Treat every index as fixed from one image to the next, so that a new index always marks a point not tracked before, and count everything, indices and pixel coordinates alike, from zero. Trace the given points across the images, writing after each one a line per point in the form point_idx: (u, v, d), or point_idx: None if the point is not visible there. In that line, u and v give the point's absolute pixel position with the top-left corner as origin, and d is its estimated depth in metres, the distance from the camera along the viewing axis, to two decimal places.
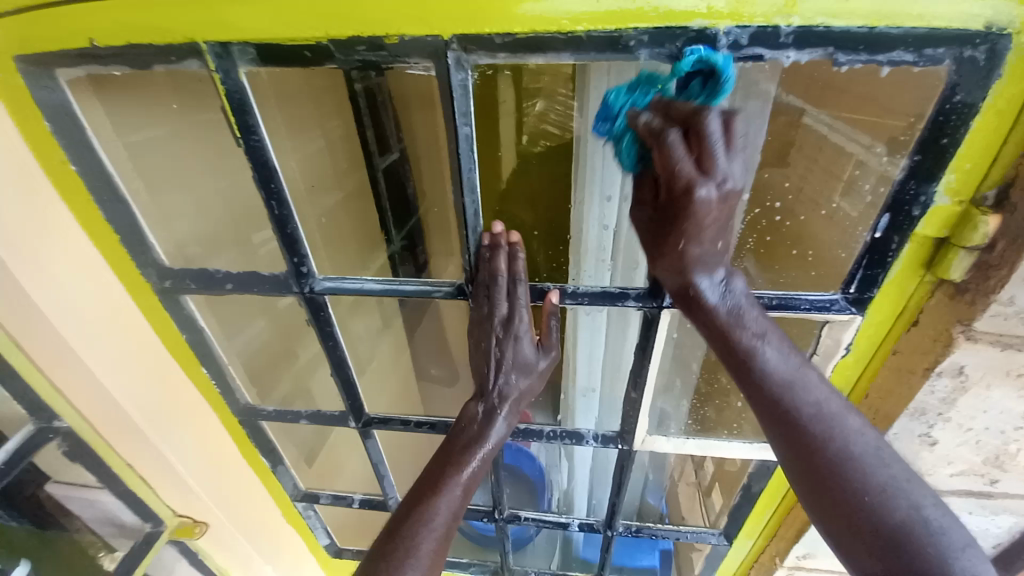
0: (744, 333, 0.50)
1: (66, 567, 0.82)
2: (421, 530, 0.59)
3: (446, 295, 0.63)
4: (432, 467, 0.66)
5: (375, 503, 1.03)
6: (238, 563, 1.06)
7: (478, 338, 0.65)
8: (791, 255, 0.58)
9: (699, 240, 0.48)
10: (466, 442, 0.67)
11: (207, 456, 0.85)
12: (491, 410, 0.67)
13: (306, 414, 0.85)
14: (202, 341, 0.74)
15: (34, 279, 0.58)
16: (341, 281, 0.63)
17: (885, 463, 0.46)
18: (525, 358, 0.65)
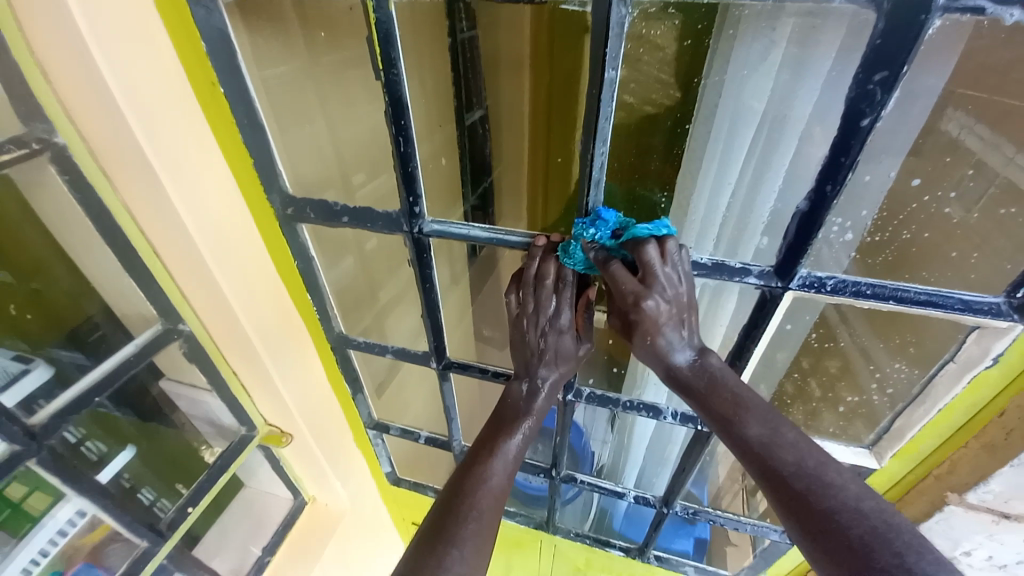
0: (738, 411, 0.52)
1: (171, 455, 0.94)
2: (479, 487, 0.60)
3: (521, 243, 0.63)
4: (485, 437, 0.67)
5: (439, 442, 1.11)
6: (311, 475, 1.16)
7: (521, 331, 0.67)
8: (947, 257, 0.52)
9: (661, 335, 0.55)
10: (511, 415, 0.68)
11: (301, 374, 0.92)
12: (532, 389, 0.69)
13: (391, 349, 0.90)
14: (310, 271, 0.80)
15: (183, 194, 0.63)
16: (449, 226, 0.64)
17: (861, 496, 0.44)
18: (566, 344, 0.67)
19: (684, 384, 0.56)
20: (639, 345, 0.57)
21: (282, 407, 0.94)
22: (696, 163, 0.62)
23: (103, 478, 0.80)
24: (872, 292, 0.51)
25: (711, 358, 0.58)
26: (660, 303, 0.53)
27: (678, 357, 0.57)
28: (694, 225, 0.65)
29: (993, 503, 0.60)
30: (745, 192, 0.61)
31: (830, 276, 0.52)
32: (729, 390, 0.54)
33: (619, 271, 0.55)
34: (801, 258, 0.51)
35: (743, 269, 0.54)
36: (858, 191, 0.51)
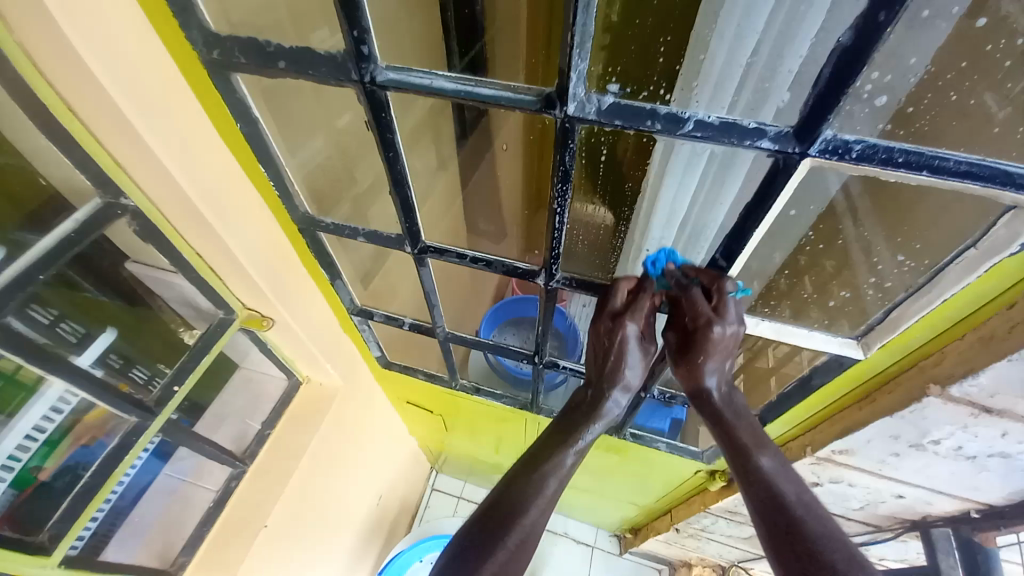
0: (743, 432, 0.65)
1: (160, 338, 0.98)
2: (530, 501, 0.64)
3: (528, 106, 0.50)
4: (553, 433, 0.71)
5: (423, 328, 1.07)
6: (304, 359, 1.16)
7: (574, 407, 0.73)
8: (991, 134, 0.43)
9: (713, 358, 0.64)
10: (587, 412, 0.71)
11: (270, 257, 0.86)
12: (598, 394, 0.71)
13: (362, 232, 0.83)
14: (258, 135, 0.69)
15: (77, 33, 0.51)
16: (407, 74, 0.52)
17: (835, 534, 0.55)
18: (634, 350, 0.68)
19: (708, 407, 0.68)
20: (685, 369, 0.67)
21: (257, 291, 0.90)
22: (718, 2, 0.50)
23: (81, 363, 0.82)
24: (905, 160, 0.42)
25: (733, 395, 0.70)
26: (701, 297, 0.63)
27: (710, 381, 0.67)
28: (706, 84, 0.53)
29: (976, 397, 0.58)
30: (773, 41, 0.49)
31: (860, 140, 0.42)
32: (749, 427, 0.66)
33: (697, 296, 0.63)
34: (828, 117, 0.41)
35: (756, 131, 0.44)
36: (910, 33, 0.40)
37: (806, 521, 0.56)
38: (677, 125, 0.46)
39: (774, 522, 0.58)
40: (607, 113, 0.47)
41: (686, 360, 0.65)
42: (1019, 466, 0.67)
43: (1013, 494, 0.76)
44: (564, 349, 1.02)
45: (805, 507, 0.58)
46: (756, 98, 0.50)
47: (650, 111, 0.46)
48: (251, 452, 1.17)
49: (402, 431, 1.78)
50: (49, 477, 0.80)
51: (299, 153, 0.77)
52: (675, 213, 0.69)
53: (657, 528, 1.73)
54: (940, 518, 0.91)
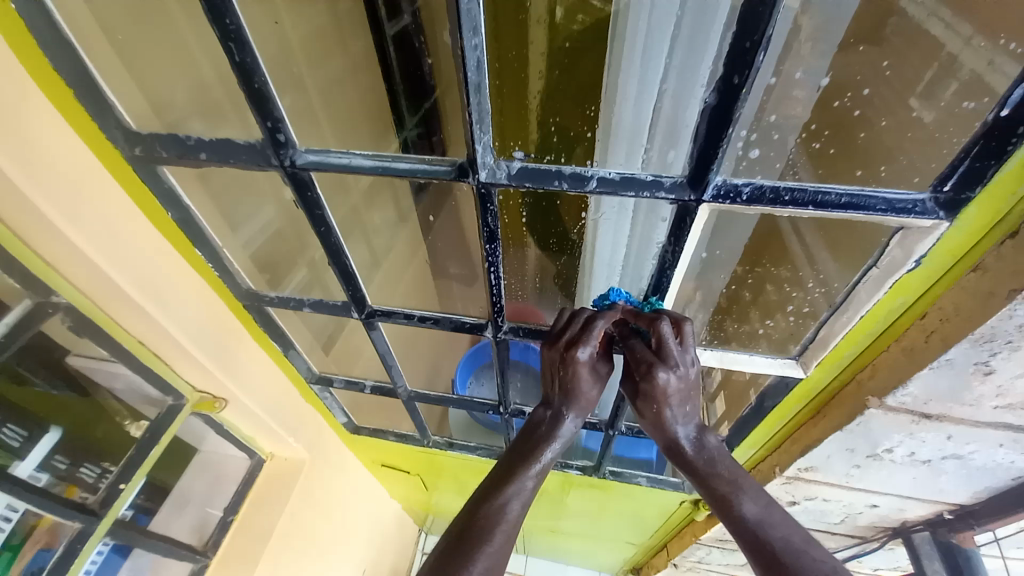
0: (720, 480, 0.61)
1: (104, 441, 0.91)
2: (490, 528, 0.58)
3: (444, 176, 0.52)
4: (509, 461, 0.66)
5: (385, 389, 1.05)
6: (262, 434, 1.12)
7: (517, 451, 0.67)
8: (852, 175, 0.47)
9: (669, 404, 0.63)
10: (534, 441, 0.67)
11: (216, 336, 0.85)
12: (557, 414, 0.68)
13: (308, 302, 0.83)
14: (190, 221, 0.70)
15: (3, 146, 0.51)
16: (326, 155, 0.54)
17: (839, 574, 0.50)
18: (586, 378, 0.65)
19: (680, 459, 0.65)
20: (647, 414, 0.65)
21: (206, 373, 0.88)
22: (620, 50, 0.50)
23: (24, 472, 0.78)
24: (792, 198, 0.46)
25: (707, 439, 0.66)
26: (640, 343, 0.64)
27: (680, 433, 0.65)
28: (619, 137, 0.53)
29: (912, 405, 0.60)
30: (673, 93, 0.49)
31: (747, 183, 0.46)
32: (727, 472, 0.62)
33: (637, 344, 0.64)
34: (712, 166, 0.44)
35: (654, 182, 0.47)
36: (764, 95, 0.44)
37: (801, 565, 0.51)
38: (583, 183, 0.49)
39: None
40: (516, 177, 0.50)
41: (640, 400, 0.64)
42: (972, 465, 0.69)
43: (978, 493, 0.77)
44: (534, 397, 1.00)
45: (796, 552, 0.53)
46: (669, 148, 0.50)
47: (557, 172, 0.49)
48: (214, 541, 1.11)
49: (383, 494, 1.71)
50: None
51: (242, 230, 0.76)
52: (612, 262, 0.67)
53: (656, 565, 1.67)
54: (917, 524, 0.91)
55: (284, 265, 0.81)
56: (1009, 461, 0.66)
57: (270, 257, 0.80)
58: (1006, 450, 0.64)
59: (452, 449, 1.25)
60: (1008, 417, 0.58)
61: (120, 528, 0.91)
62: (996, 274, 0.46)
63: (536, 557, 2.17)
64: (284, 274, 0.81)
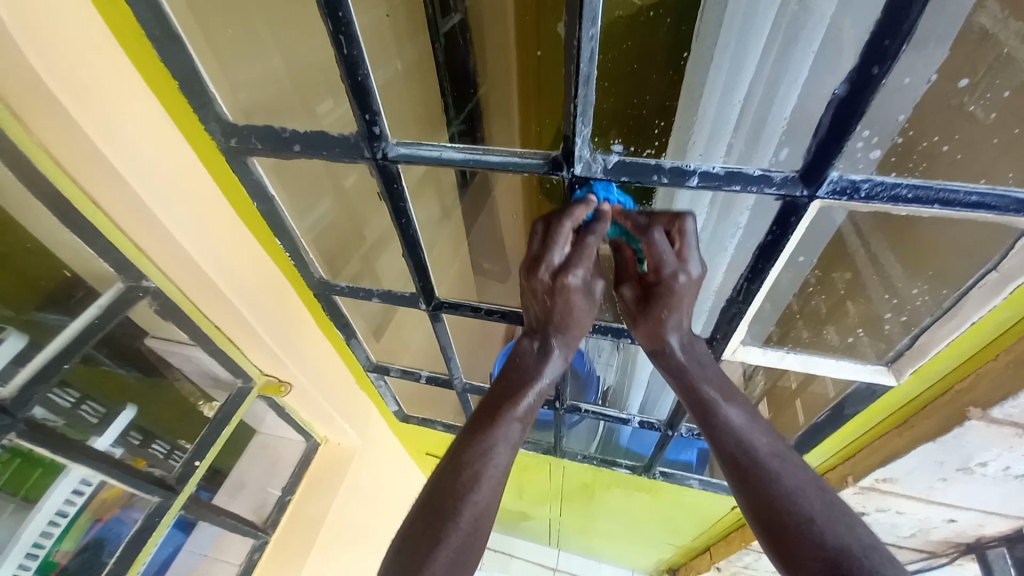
0: (707, 387, 0.60)
1: (175, 412, 0.94)
2: (472, 483, 0.54)
3: (536, 169, 0.51)
4: (506, 385, 0.63)
5: (440, 380, 1.05)
6: (320, 419, 1.16)
7: (489, 407, 0.62)
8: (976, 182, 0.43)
9: (678, 314, 0.60)
10: (522, 375, 0.63)
11: (286, 323, 0.88)
12: (547, 347, 0.65)
13: (377, 294, 0.84)
14: (273, 212, 0.72)
15: (107, 138, 0.54)
16: (417, 148, 0.54)
17: (849, 528, 0.47)
18: (580, 301, 0.61)
19: (670, 362, 0.63)
20: (647, 324, 0.63)
21: (275, 358, 0.91)
22: (709, 45, 0.49)
23: (102, 445, 0.81)
24: (913, 196, 0.43)
25: (699, 346, 0.64)
26: (663, 243, 0.54)
27: (674, 342, 0.63)
28: (701, 129, 0.51)
29: (1019, 418, 0.56)
30: (762, 90, 0.48)
31: (866, 179, 0.43)
32: (716, 376, 0.61)
33: (659, 243, 0.54)
34: (832, 161, 0.42)
35: (762, 177, 0.45)
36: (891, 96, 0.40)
37: (780, 474, 0.52)
38: (683, 178, 0.47)
39: (768, 520, 0.49)
40: (612, 171, 0.49)
41: (650, 311, 0.62)
42: None
43: None
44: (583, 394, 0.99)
45: (813, 522, 0.47)
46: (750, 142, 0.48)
47: (656, 166, 0.48)
48: (273, 520, 1.16)
49: (423, 483, 1.74)
50: (67, 561, 0.79)
51: (302, 219, 0.76)
52: (686, 255, 0.65)
53: (696, 567, 1.65)
54: (994, 541, 0.86)
55: (353, 255, 0.82)
56: None
57: (343, 245, 0.81)
58: None
59: None
60: None
61: (193, 506, 0.96)
62: None
63: (568, 552, 2.17)
64: (345, 263, 0.83)
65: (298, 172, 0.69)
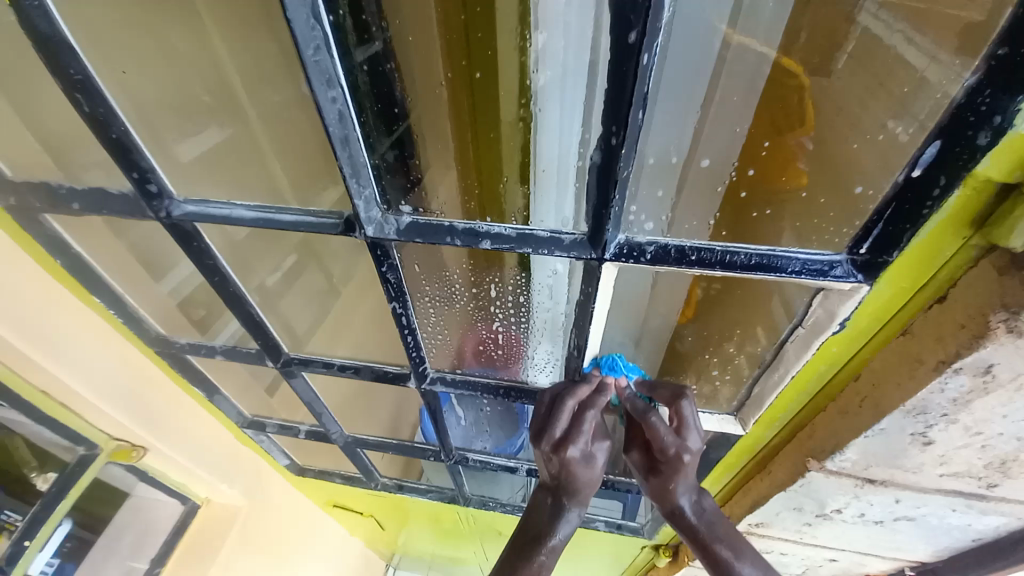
0: (721, 546, 0.52)
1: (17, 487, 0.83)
2: None
3: (330, 230, 0.47)
4: (516, 538, 0.57)
5: (320, 435, 0.96)
6: (195, 481, 1.05)
7: (503, 566, 0.54)
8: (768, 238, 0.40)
9: (683, 479, 0.53)
10: (536, 532, 0.55)
11: (126, 384, 0.80)
12: (559, 503, 0.56)
13: (221, 350, 0.77)
14: (83, 269, 0.65)
15: None
16: (205, 205, 0.50)
17: None
18: (581, 472, 0.53)
19: (681, 525, 0.54)
20: (652, 483, 0.55)
21: (118, 423, 0.82)
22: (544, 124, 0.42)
23: None
24: (698, 258, 0.42)
25: (707, 500, 0.55)
26: (663, 424, 0.52)
27: (682, 501, 0.54)
28: (549, 176, 0.43)
29: (852, 470, 0.55)
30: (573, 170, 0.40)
31: (651, 242, 0.42)
32: (727, 531, 0.53)
33: (658, 424, 0.52)
34: (607, 226, 0.41)
35: (551, 239, 0.43)
36: (654, 168, 0.39)
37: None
38: (476, 240, 0.45)
39: None
40: (406, 233, 0.46)
41: (658, 475, 0.55)
42: (926, 526, 0.64)
43: (938, 551, 0.71)
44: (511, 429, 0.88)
45: None
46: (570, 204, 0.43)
47: (449, 227, 0.45)
48: None
49: (339, 535, 1.61)
50: None
51: (165, 281, 0.69)
52: (557, 322, 0.58)
53: None
54: None
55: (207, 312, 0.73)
56: (968, 524, 0.61)
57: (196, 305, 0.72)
58: (958, 513, 0.59)
59: (402, 493, 1.17)
60: (958, 485, 0.53)
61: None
62: (923, 341, 0.41)
63: None
64: (213, 323, 0.74)
65: (127, 230, 0.61)
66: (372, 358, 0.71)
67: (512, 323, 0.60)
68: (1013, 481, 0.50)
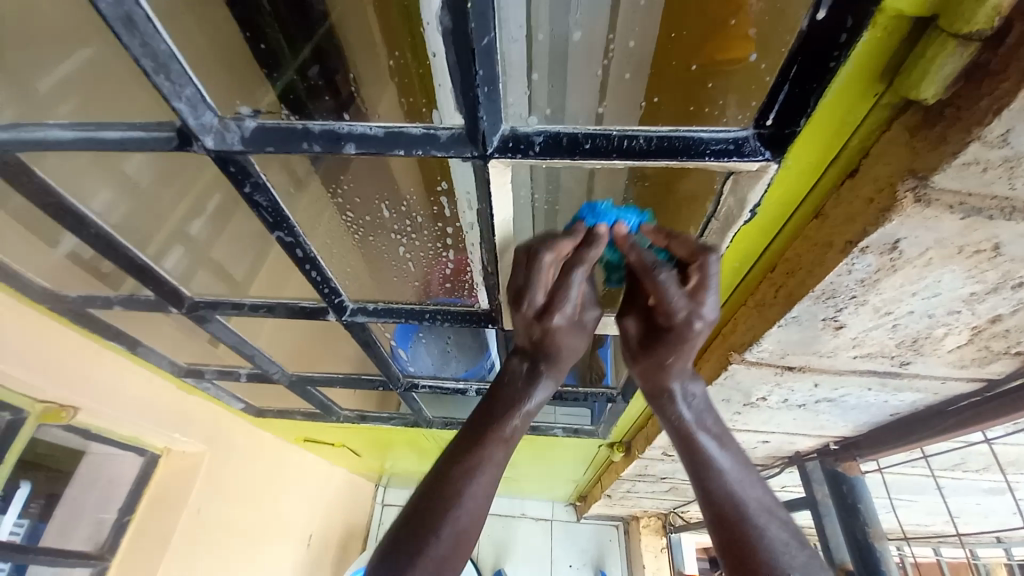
0: (703, 431, 0.50)
1: None
2: (447, 511, 0.46)
3: (163, 143, 0.40)
4: (486, 405, 0.53)
5: (263, 377, 0.93)
6: (147, 433, 1.02)
7: (478, 414, 0.53)
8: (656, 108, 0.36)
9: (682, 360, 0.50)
10: (507, 401, 0.52)
11: (26, 346, 0.73)
12: (535, 370, 0.54)
13: (118, 301, 0.71)
14: None
15: None
16: (20, 130, 0.43)
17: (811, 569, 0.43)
18: (568, 339, 0.52)
19: (667, 406, 0.52)
20: (644, 357, 0.51)
21: (29, 386, 0.76)
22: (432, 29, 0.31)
23: None
24: (592, 146, 0.36)
25: (700, 387, 0.53)
26: (674, 285, 0.44)
27: (673, 388, 0.52)
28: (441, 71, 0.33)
29: (771, 359, 0.55)
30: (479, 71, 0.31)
31: (538, 132, 0.36)
32: (711, 425, 0.51)
33: (668, 282, 0.44)
34: (480, 115, 0.34)
35: (422, 137, 0.37)
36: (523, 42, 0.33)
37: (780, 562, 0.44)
38: (338, 145, 0.38)
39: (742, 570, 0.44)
40: (255, 142, 0.39)
41: (650, 350, 0.51)
42: (847, 405, 0.66)
43: (859, 427, 0.76)
44: (468, 357, 0.85)
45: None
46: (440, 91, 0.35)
47: (303, 131, 0.38)
48: (111, 544, 1.02)
49: (317, 465, 1.67)
50: None
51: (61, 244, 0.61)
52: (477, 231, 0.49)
53: (596, 496, 1.74)
54: (811, 452, 0.91)
55: (86, 266, 0.65)
56: (885, 400, 0.64)
57: (80, 260, 0.64)
58: (874, 391, 0.61)
59: (364, 422, 1.18)
60: (872, 365, 0.54)
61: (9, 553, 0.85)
62: (834, 222, 0.38)
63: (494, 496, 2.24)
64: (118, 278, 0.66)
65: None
66: (283, 295, 0.65)
67: (419, 251, 0.56)
68: (925, 357, 0.51)
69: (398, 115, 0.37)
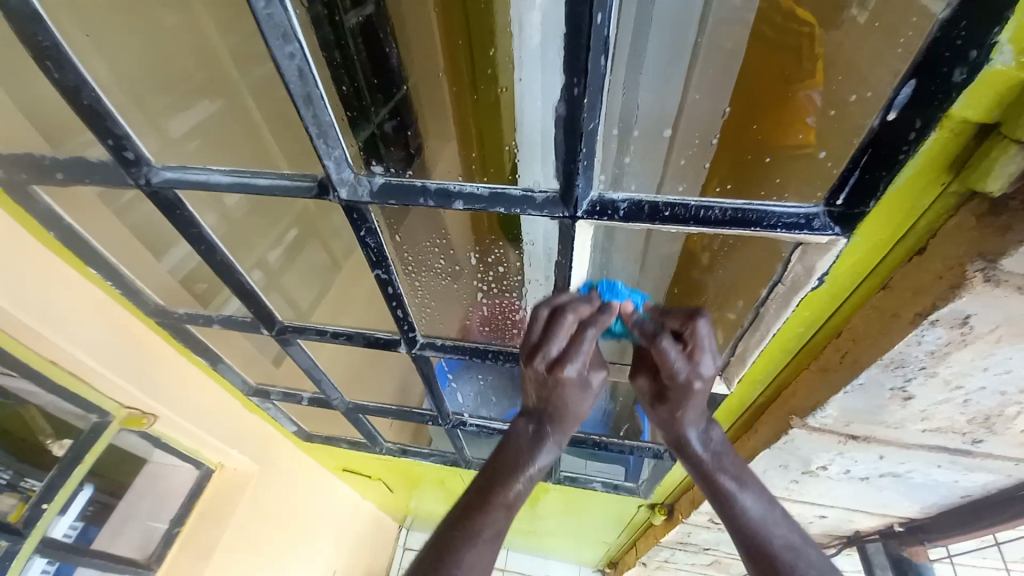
0: (723, 474, 0.53)
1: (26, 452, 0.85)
2: (467, 542, 0.49)
3: (305, 191, 0.48)
4: (493, 469, 0.56)
5: (322, 402, 0.99)
6: (208, 448, 1.08)
7: (487, 476, 0.55)
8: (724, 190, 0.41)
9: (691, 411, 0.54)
10: (515, 460, 0.56)
11: (129, 355, 0.82)
12: (541, 432, 0.58)
13: (217, 319, 0.79)
14: (76, 240, 0.66)
15: None
16: (184, 170, 0.51)
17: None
18: (574, 394, 0.56)
19: (687, 452, 0.55)
20: (664, 407, 0.55)
21: (125, 392, 0.84)
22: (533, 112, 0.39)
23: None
24: (671, 213, 0.41)
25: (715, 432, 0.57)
26: (673, 352, 0.50)
27: (691, 434, 0.55)
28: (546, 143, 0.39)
29: (834, 426, 0.55)
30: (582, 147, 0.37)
31: (624, 199, 0.41)
32: (729, 466, 0.54)
33: (669, 350, 0.50)
34: (577, 182, 0.40)
35: (523, 198, 0.43)
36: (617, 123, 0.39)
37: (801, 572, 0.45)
38: (448, 201, 0.45)
39: None
40: (379, 195, 0.46)
41: (666, 403, 0.55)
42: (913, 481, 0.64)
43: (926, 508, 0.72)
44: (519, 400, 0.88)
45: None
46: (540, 160, 0.41)
47: (421, 188, 0.45)
48: (159, 553, 1.08)
49: (349, 497, 1.68)
50: None
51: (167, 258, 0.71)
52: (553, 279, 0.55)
53: (628, 562, 1.65)
54: (871, 534, 0.85)
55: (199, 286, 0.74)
56: (954, 480, 0.61)
57: (194, 281, 0.73)
58: (943, 469, 0.59)
59: (405, 456, 1.20)
60: (941, 440, 0.53)
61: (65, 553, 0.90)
62: (900, 294, 0.41)
63: (516, 551, 2.15)
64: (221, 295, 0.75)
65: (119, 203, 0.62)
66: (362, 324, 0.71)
67: (495, 296, 0.62)
68: (998, 437, 0.50)
69: (501, 177, 0.44)
